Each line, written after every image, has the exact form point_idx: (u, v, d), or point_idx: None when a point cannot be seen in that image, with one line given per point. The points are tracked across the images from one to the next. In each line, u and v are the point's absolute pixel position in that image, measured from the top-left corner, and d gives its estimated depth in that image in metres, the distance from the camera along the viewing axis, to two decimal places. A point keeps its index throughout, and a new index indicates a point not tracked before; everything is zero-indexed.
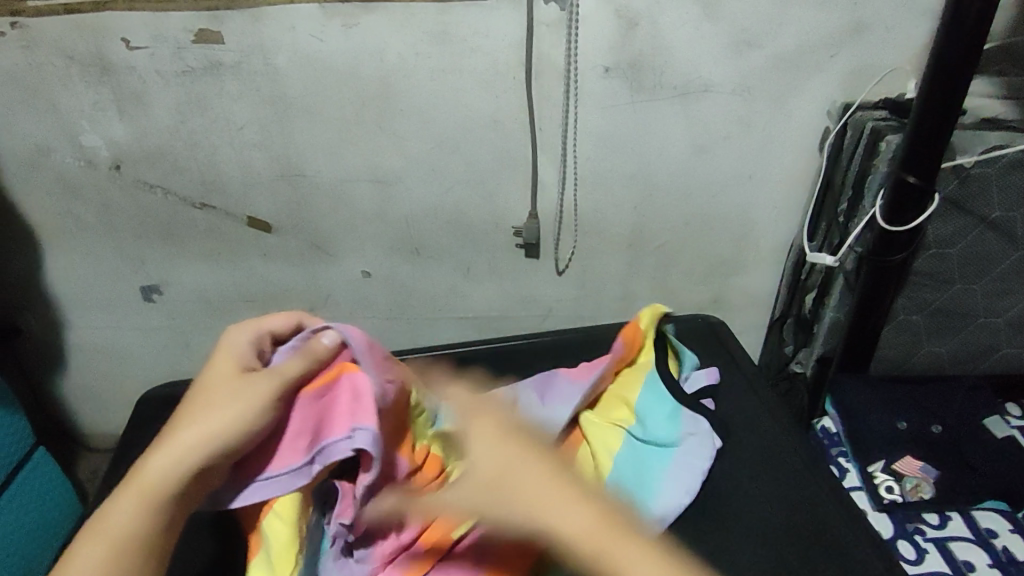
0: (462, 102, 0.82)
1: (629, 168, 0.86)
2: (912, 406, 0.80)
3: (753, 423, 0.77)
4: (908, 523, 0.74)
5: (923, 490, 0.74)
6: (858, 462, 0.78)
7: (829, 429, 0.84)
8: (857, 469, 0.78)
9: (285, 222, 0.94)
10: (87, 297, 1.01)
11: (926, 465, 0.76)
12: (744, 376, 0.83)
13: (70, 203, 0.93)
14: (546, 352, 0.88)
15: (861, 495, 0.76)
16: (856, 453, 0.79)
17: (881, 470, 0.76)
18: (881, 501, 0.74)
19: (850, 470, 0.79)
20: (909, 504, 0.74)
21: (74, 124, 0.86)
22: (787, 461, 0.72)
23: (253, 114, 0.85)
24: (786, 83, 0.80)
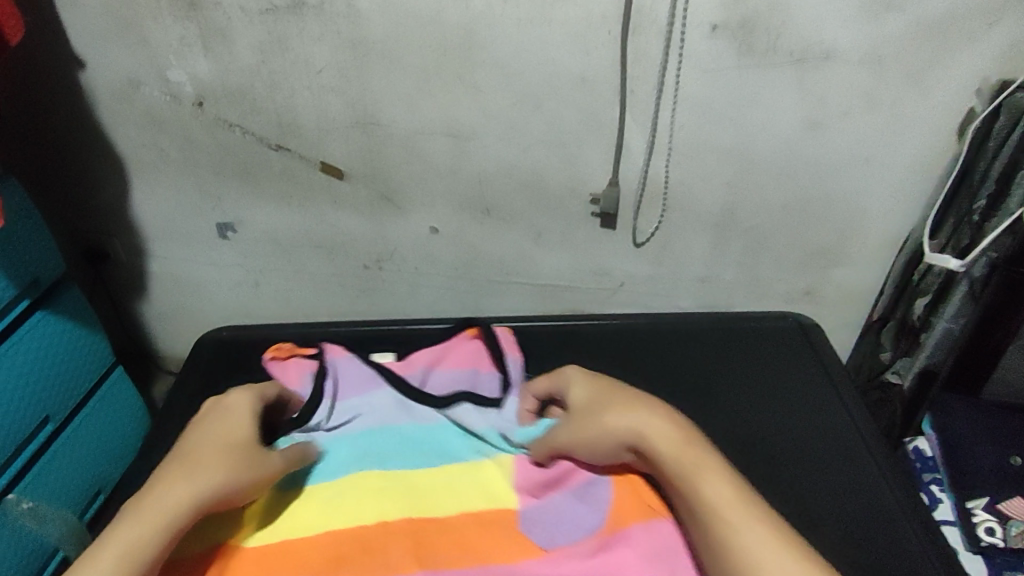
0: (549, 56, 0.76)
1: (725, 140, 0.77)
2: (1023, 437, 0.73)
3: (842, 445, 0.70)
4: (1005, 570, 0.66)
5: None
6: (954, 495, 0.70)
7: (924, 452, 0.75)
8: (953, 502, 0.70)
9: (357, 169, 0.91)
10: (169, 230, 1.04)
11: None
12: (836, 393, 0.75)
13: (156, 136, 0.94)
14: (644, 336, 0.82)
15: (954, 531, 0.69)
16: (954, 484, 0.71)
17: (982, 508, 0.69)
18: (977, 542, 0.67)
19: (943, 500, 0.71)
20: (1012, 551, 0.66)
21: (162, 58, 0.87)
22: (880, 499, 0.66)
23: (333, 57, 0.82)
24: (927, 54, 0.68)
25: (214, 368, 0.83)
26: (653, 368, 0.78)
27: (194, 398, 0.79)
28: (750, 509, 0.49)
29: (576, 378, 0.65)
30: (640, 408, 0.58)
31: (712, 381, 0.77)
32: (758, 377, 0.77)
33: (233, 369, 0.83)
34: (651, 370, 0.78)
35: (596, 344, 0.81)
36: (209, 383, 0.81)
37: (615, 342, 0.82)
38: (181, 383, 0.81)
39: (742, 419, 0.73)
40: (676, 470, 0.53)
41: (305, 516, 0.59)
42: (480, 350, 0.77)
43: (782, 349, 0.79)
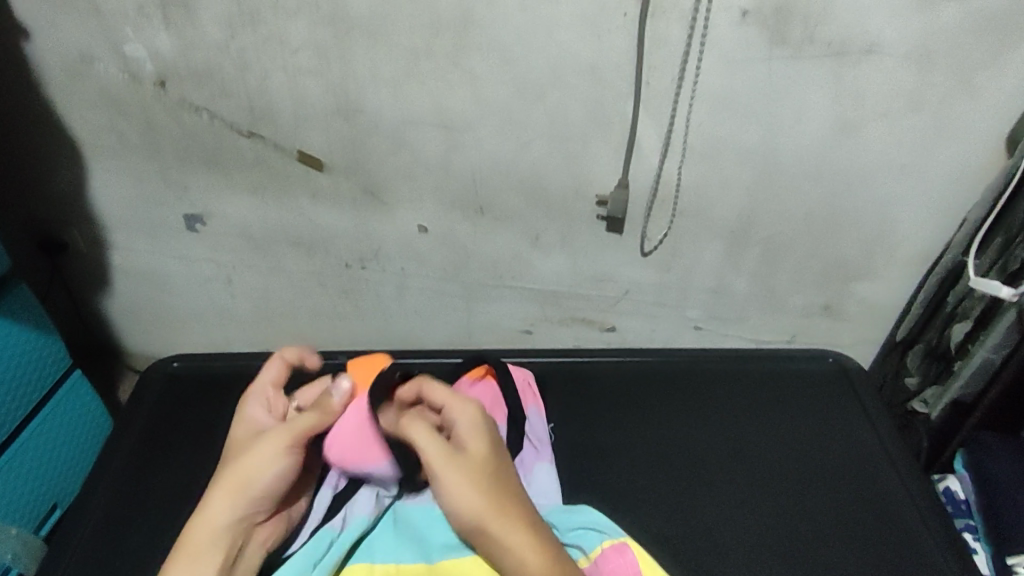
0: (555, 40, 0.67)
1: (748, 140, 0.69)
2: None
3: (866, 486, 0.67)
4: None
5: None
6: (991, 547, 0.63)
7: (955, 493, 0.69)
8: (989, 555, 0.63)
9: (338, 161, 0.83)
10: (132, 220, 0.95)
11: None
12: (861, 427, 0.71)
13: (113, 119, 0.85)
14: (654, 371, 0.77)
15: None
16: (992, 533, 0.63)
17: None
18: None
19: (979, 552, 0.64)
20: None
21: (117, 31, 0.77)
22: (902, 544, 0.63)
23: (310, 35, 0.72)
24: (982, 50, 0.60)
25: (198, 397, 0.77)
26: (658, 412, 0.73)
27: (162, 433, 0.73)
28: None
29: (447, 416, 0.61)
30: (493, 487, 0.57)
31: (735, 419, 0.72)
32: (787, 412, 0.73)
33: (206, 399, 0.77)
34: (662, 406, 0.74)
35: (601, 384, 0.76)
36: (188, 409, 0.76)
37: (617, 380, 0.76)
38: (158, 411, 0.76)
39: (769, 462, 0.68)
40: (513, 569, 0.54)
41: None
42: (488, 394, 0.69)
43: (802, 380, 0.76)
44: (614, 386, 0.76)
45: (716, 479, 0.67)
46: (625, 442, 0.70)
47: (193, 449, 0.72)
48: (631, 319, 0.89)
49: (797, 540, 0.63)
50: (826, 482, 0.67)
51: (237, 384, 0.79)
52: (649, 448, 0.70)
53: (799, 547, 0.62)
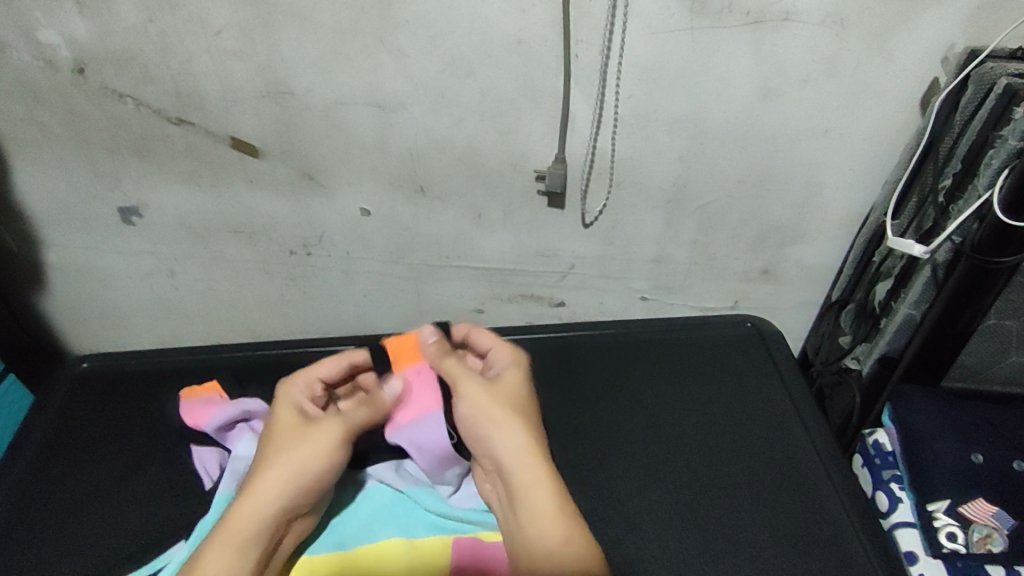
0: (481, 15, 0.66)
1: (677, 109, 0.70)
2: (991, 433, 0.65)
3: (782, 448, 0.69)
4: None
5: (992, 543, 0.60)
6: (914, 496, 0.64)
7: (882, 446, 0.70)
8: (911, 502, 0.64)
9: (272, 145, 0.81)
10: (62, 214, 0.92)
11: (1002, 511, 0.61)
12: (783, 390, 0.74)
13: (33, 109, 0.81)
14: (600, 344, 0.79)
15: (912, 535, 0.63)
16: (912, 482, 0.65)
17: (943, 511, 0.62)
18: (936, 548, 0.61)
19: (902, 501, 0.66)
20: (974, 558, 0.60)
21: (27, 17, 0.73)
22: (812, 504, 0.64)
23: (232, 16, 0.70)
24: (893, 15, 0.62)
25: (131, 392, 0.77)
26: (599, 381, 0.75)
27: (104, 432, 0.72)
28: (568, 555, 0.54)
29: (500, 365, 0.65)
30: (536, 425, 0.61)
31: (680, 393, 0.74)
32: (728, 382, 0.75)
33: (151, 395, 0.76)
34: (609, 381, 0.75)
35: (553, 356, 0.78)
36: (131, 408, 0.75)
37: (561, 357, 0.78)
38: (92, 408, 0.75)
39: (706, 434, 0.70)
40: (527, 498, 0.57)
41: None
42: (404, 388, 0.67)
43: (730, 350, 0.78)
44: (562, 360, 0.77)
45: (648, 449, 0.69)
46: (568, 417, 0.72)
47: (131, 443, 0.71)
48: (579, 293, 0.90)
49: (711, 504, 0.64)
50: (745, 446, 0.69)
51: (178, 377, 0.78)
52: (591, 420, 0.71)
53: (718, 516, 0.63)
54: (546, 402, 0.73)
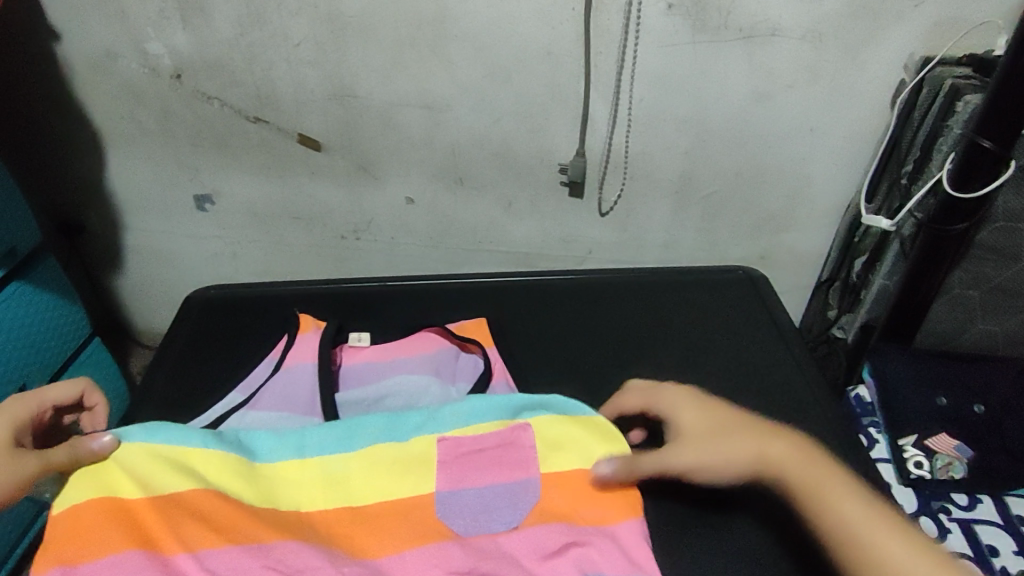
0: (519, 30, 0.80)
1: (682, 111, 0.83)
2: (954, 382, 0.79)
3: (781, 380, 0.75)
4: (933, 499, 0.74)
5: (954, 469, 0.74)
6: (889, 433, 0.77)
7: (864, 398, 0.83)
8: (887, 441, 0.77)
9: (333, 141, 0.94)
10: (145, 203, 1.05)
11: (962, 444, 0.75)
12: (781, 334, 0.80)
13: (133, 110, 0.95)
14: (620, 290, 0.86)
15: (888, 467, 0.76)
16: (889, 424, 0.78)
17: (912, 444, 0.76)
18: (908, 475, 0.74)
19: (880, 441, 0.78)
20: (938, 482, 0.73)
21: (140, 31, 0.88)
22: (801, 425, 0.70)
23: (310, 30, 0.84)
24: (862, 33, 0.75)
25: (235, 318, 0.84)
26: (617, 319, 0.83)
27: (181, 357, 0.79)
28: (894, 523, 0.45)
29: (699, 426, 0.53)
30: (789, 440, 0.51)
31: (703, 337, 0.80)
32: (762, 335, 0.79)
33: (220, 325, 0.83)
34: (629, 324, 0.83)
35: (598, 290, 0.86)
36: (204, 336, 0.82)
37: (604, 290, 0.86)
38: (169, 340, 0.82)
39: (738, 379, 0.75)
40: (822, 506, 0.48)
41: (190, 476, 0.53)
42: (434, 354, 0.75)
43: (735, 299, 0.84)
44: (582, 301, 0.85)
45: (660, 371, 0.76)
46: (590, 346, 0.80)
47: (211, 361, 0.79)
48: None
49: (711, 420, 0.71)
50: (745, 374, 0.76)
51: (246, 309, 0.85)
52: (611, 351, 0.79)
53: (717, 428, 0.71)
54: (589, 330, 0.82)
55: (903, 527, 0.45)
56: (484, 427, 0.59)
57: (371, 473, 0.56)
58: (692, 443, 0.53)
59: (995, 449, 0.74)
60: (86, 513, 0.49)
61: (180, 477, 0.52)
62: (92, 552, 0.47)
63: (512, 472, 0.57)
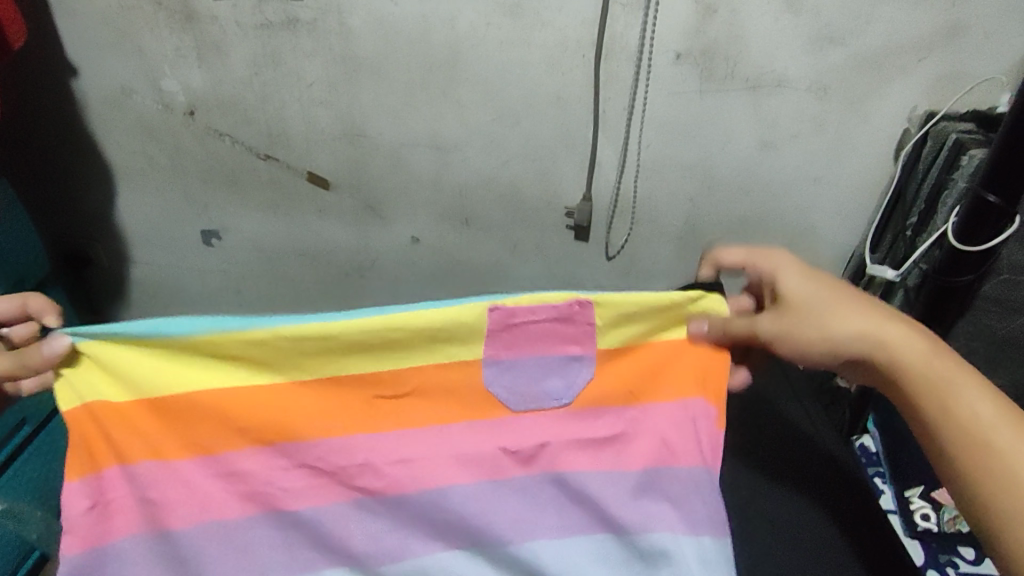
0: (529, 76, 0.81)
1: (688, 158, 0.84)
2: None
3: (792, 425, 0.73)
4: (939, 552, 0.77)
5: (959, 522, 0.77)
6: (895, 486, 0.82)
7: (869, 448, 0.86)
8: (894, 492, 0.82)
9: (342, 180, 0.95)
10: (153, 237, 1.06)
11: None
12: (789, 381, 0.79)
13: (145, 145, 0.96)
14: None
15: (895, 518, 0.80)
16: (896, 476, 0.83)
17: (918, 496, 0.80)
18: (914, 527, 0.78)
19: (885, 491, 0.83)
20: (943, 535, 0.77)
21: (156, 68, 0.89)
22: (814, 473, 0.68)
23: (324, 71, 0.86)
24: (867, 85, 0.76)
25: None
26: None
27: None
28: (964, 372, 0.48)
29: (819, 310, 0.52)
30: (912, 320, 0.51)
31: None
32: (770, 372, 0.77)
33: None
34: None
35: None
36: None
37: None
38: None
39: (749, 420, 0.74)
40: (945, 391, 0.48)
41: (183, 376, 0.53)
42: None
43: None
44: None
45: None
46: None
47: None
48: None
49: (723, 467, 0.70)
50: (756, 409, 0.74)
51: None
52: None
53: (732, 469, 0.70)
54: None
55: (963, 373, 0.48)
56: (540, 298, 0.53)
57: (378, 354, 0.54)
58: (788, 324, 0.53)
59: None
60: (98, 409, 0.53)
61: (182, 365, 0.53)
62: (134, 457, 0.54)
63: (569, 346, 0.56)
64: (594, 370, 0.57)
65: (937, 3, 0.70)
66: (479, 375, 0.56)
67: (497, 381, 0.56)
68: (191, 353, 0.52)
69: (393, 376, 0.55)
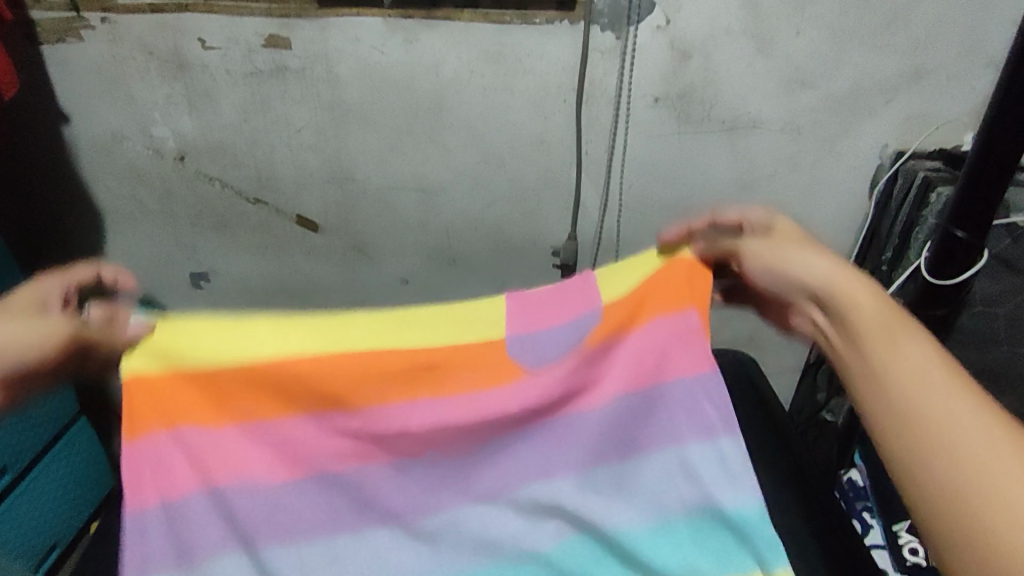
0: (513, 121, 0.84)
1: (669, 198, 0.86)
2: None
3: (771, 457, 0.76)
4: None
5: None
6: (884, 519, 0.83)
7: (856, 482, 0.88)
8: (883, 527, 0.83)
9: (330, 222, 0.96)
10: (142, 280, 1.06)
11: None
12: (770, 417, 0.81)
13: (135, 189, 0.97)
14: None
15: (885, 554, 0.82)
16: (884, 510, 0.84)
17: (906, 530, 0.81)
18: (904, 563, 0.79)
19: (873, 526, 0.85)
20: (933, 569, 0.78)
21: (147, 115, 0.91)
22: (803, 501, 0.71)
23: (313, 117, 0.88)
24: (838, 126, 0.79)
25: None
26: None
27: None
28: (966, 385, 0.38)
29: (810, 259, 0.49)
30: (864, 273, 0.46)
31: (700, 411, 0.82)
32: (748, 414, 0.80)
33: None
34: None
35: None
36: None
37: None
38: None
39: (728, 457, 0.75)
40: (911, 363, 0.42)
41: (201, 345, 0.54)
42: None
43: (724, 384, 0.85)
44: None
45: None
46: None
47: None
48: None
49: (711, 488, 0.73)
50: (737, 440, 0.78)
51: None
52: None
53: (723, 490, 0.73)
54: None
55: (967, 390, 0.38)
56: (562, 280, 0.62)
57: (409, 327, 0.58)
58: (767, 247, 0.52)
59: None
60: (156, 384, 0.53)
61: (235, 336, 0.55)
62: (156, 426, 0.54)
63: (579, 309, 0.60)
64: (600, 321, 0.58)
65: (901, 48, 0.74)
66: (502, 350, 0.58)
67: (521, 356, 0.58)
68: (245, 333, 0.55)
69: (448, 355, 0.57)
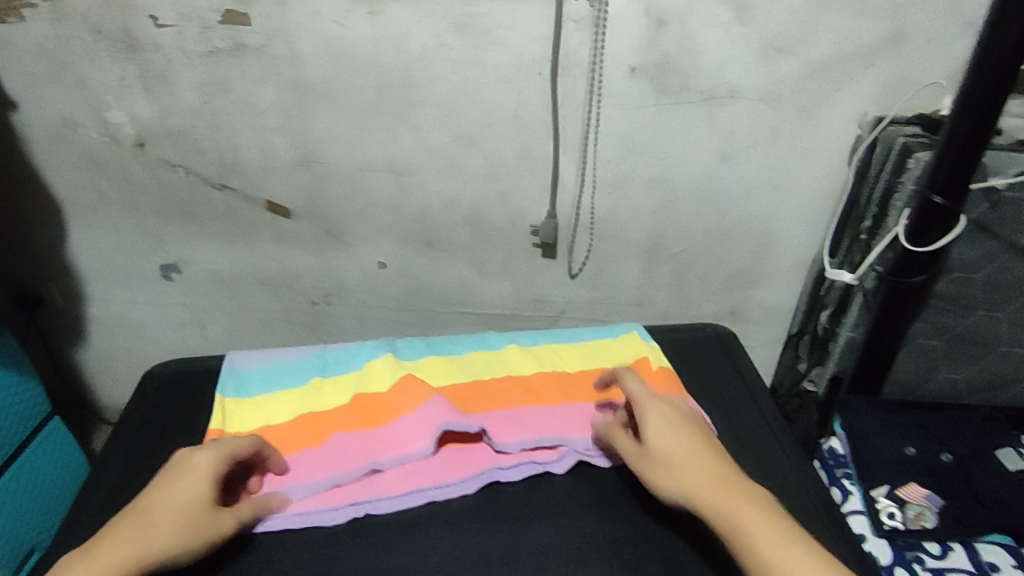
0: (484, 97, 0.81)
1: (651, 171, 0.85)
2: (921, 433, 0.81)
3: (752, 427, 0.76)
4: (906, 551, 0.74)
5: (924, 518, 0.74)
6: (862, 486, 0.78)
7: (836, 450, 0.85)
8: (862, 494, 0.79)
9: (300, 207, 0.93)
10: (108, 271, 1.03)
11: (931, 494, 0.76)
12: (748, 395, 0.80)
13: (93, 177, 0.93)
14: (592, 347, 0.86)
15: (862, 519, 0.77)
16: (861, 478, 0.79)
17: (883, 495, 0.77)
18: (881, 527, 0.75)
19: (853, 493, 0.80)
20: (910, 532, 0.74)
21: (101, 100, 0.86)
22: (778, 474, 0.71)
23: (276, 98, 0.84)
24: (818, 93, 0.78)
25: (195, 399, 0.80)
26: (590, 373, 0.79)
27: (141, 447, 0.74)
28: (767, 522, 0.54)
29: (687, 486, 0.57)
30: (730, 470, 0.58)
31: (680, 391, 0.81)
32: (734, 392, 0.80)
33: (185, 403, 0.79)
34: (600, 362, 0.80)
35: None
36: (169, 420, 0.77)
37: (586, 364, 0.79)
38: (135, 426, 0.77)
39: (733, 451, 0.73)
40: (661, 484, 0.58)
41: None
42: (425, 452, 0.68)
43: (704, 360, 0.84)
44: None
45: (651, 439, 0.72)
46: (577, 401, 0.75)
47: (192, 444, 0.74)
48: None
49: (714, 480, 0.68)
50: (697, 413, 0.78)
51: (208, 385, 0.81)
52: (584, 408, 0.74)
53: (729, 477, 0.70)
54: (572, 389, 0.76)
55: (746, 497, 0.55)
56: None
57: None
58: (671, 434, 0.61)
59: (966, 499, 0.75)
60: None
61: None
62: None
63: None
64: None
65: (879, 10, 0.72)
66: None
67: None
68: None
69: None
